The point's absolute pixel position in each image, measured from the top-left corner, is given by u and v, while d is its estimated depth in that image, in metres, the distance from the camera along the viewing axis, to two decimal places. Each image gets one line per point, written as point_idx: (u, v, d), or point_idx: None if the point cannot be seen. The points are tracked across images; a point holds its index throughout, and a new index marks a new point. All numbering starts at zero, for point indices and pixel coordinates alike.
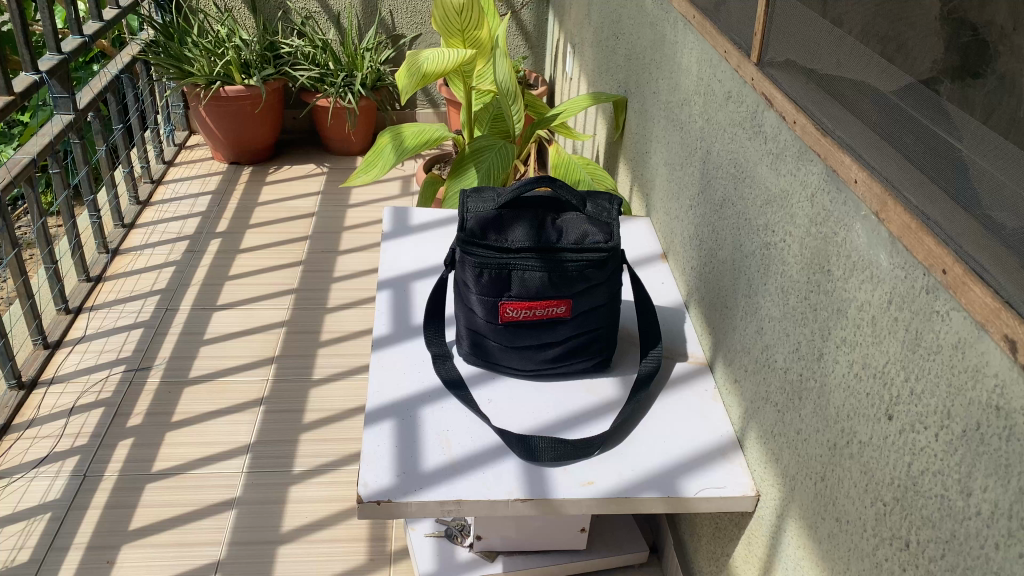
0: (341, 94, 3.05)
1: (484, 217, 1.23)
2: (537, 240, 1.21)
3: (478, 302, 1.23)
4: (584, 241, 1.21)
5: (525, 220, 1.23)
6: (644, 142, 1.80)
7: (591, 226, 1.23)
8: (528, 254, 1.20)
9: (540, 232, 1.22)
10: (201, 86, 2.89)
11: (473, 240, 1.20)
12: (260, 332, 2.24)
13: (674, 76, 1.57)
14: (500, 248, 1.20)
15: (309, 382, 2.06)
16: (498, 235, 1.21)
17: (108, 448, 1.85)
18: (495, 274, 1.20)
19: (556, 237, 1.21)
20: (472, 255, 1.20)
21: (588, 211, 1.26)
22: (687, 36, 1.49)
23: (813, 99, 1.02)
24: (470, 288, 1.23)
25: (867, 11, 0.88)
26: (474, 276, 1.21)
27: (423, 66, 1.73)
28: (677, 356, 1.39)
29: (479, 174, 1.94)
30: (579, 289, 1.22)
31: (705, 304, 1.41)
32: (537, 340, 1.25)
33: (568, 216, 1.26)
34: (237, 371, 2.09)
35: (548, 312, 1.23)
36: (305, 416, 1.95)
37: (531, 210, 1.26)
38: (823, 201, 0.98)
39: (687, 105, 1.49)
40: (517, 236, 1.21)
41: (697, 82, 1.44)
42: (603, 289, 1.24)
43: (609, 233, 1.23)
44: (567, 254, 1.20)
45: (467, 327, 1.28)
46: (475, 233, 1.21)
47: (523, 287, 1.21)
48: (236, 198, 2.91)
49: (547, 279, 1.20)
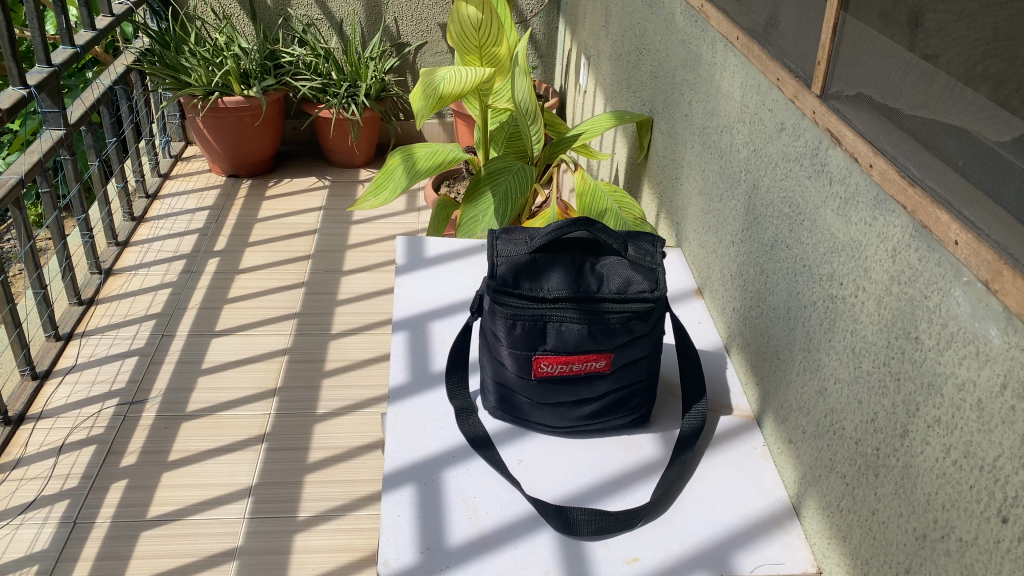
0: (344, 105, 2.92)
1: (517, 262, 1.10)
2: (576, 291, 1.08)
3: (508, 354, 1.10)
4: (627, 291, 1.09)
5: (563, 267, 1.11)
6: (675, 166, 1.68)
7: (635, 273, 1.10)
8: (565, 305, 1.07)
9: (580, 280, 1.09)
10: (199, 96, 2.77)
11: (504, 288, 1.08)
12: (261, 361, 2.12)
13: (713, 100, 1.46)
14: (535, 299, 1.07)
15: (314, 417, 1.95)
16: (532, 282, 1.09)
17: (100, 491, 1.73)
18: (529, 326, 1.08)
19: (596, 288, 1.09)
20: (503, 305, 1.08)
21: (630, 253, 1.13)
22: (729, 58, 1.38)
23: (894, 140, 0.91)
24: (497, 339, 1.11)
25: (974, 45, 0.76)
26: (504, 328, 1.08)
27: (439, 88, 1.61)
28: (721, 409, 1.27)
29: (497, 198, 1.84)
30: (621, 344, 1.10)
31: (749, 351, 1.30)
32: (574, 394, 1.14)
33: (608, 260, 1.13)
34: (237, 405, 1.97)
35: (586, 369, 1.11)
36: (309, 455, 1.84)
37: (568, 252, 1.13)
38: (909, 258, 0.87)
39: (729, 133, 1.38)
40: (553, 284, 1.08)
41: (742, 108, 1.33)
42: (647, 342, 1.12)
43: (653, 282, 1.10)
44: (608, 306, 1.08)
45: (497, 382, 1.17)
46: (506, 280, 1.08)
47: (560, 342, 1.08)
48: (234, 214, 2.79)
49: (587, 332, 1.08)
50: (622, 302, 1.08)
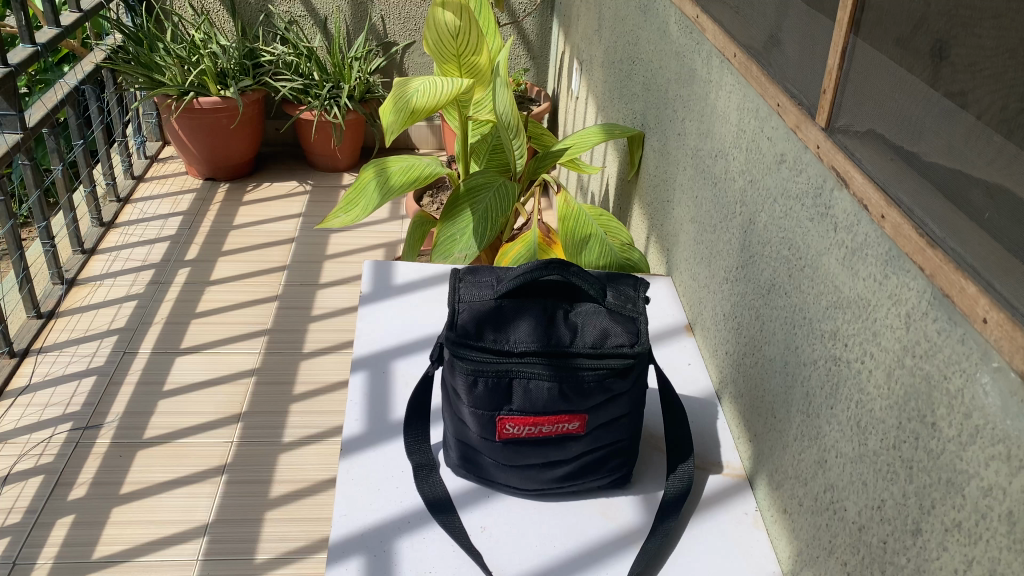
0: (326, 107, 2.79)
1: (481, 309, 0.98)
2: (546, 344, 0.95)
3: (469, 414, 0.98)
4: (604, 344, 0.96)
5: (533, 315, 0.98)
6: (666, 188, 1.56)
7: (613, 324, 0.98)
8: (534, 360, 0.95)
9: (551, 331, 0.97)
10: (173, 97, 2.64)
11: (464, 340, 0.96)
12: (228, 382, 2.00)
13: (707, 121, 1.33)
14: (499, 353, 0.95)
15: (280, 446, 1.82)
16: (497, 333, 0.96)
17: (45, 528, 1.61)
18: (493, 383, 0.95)
19: (569, 341, 0.96)
20: (463, 359, 0.95)
21: (608, 299, 1.01)
22: (725, 77, 1.26)
23: (910, 188, 0.79)
24: (457, 396, 0.98)
25: (1010, 88, 0.64)
26: (463, 385, 0.96)
27: (410, 100, 1.49)
28: (710, 468, 1.15)
29: (476, 217, 1.72)
30: (596, 404, 0.98)
31: (743, 402, 1.18)
32: (544, 456, 1.01)
33: (583, 306, 1.01)
34: (199, 432, 1.85)
35: (557, 430, 0.99)
36: (272, 489, 1.72)
37: (539, 297, 1.01)
38: (926, 328, 0.75)
39: (724, 159, 1.26)
40: (520, 336, 0.96)
41: (738, 133, 1.20)
42: (627, 401, 1.00)
43: (634, 334, 0.98)
44: (581, 362, 0.95)
45: (459, 441, 1.05)
46: (467, 330, 0.96)
47: (528, 402, 0.96)
48: (209, 219, 2.66)
49: (558, 390, 0.95)
50: (598, 358, 0.96)
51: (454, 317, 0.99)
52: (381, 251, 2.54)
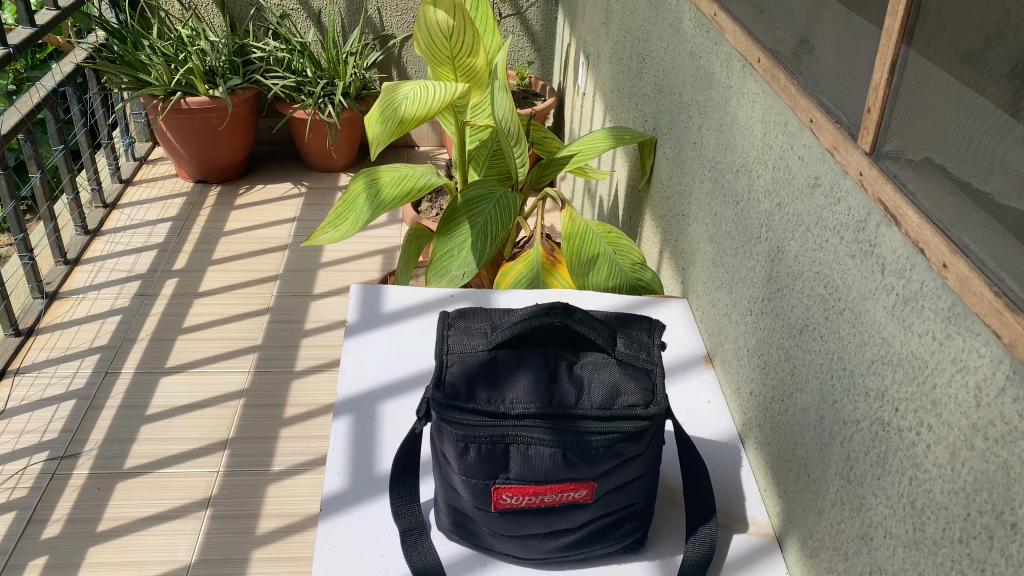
0: (320, 105, 2.66)
1: (472, 362, 0.86)
2: (547, 405, 0.83)
3: (459, 482, 0.86)
4: (613, 404, 0.84)
5: (532, 369, 0.86)
6: (680, 200, 1.43)
7: (625, 378, 0.85)
8: (535, 423, 0.83)
9: (553, 388, 0.84)
10: (159, 97, 2.52)
11: (453, 400, 0.83)
12: (215, 405, 1.88)
13: (726, 132, 1.20)
14: (492, 415, 0.83)
15: (269, 476, 1.71)
16: (491, 391, 0.84)
17: (15, 571, 1.50)
18: (486, 449, 0.83)
19: (573, 400, 0.84)
20: (451, 423, 0.83)
21: (619, 349, 0.88)
22: (748, 83, 1.12)
23: (979, 232, 0.66)
24: (446, 462, 0.86)
25: None
26: (452, 451, 0.83)
27: (398, 109, 1.36)
28: (734, 527, 1.02)
29: (475, 230, 1.59)
30: (605, 471, 0.85)
31: (771, 450, 1.05)
32: (546, 526, 0.89)
33: (590, 357, 0.88)
34: (183, 461, 1.74)
35: (561, 499, 0.86)
36: (259, 525, 1.61)
37: (540, 346, 0.88)
38: (1003, 407, 0.62)
39: (747, 176, 1.12)
40: (517, 395, 0.84)
41: (763, 148, 1.07)
42: (641, 465, 0.87)
43: (648, 390, 0.85)
44: (586, 425, 0.83)
45: (450, 507, 0.93)
46: (456, 387, 0.84)
47: (527, 470, 0.83)
48: (198, 225, 2.54)
49: (561, 457, 0.83)
50: (607, 421, 0.83)
51: (442, 370, 0.87)
52: (379, 258, 2.42)
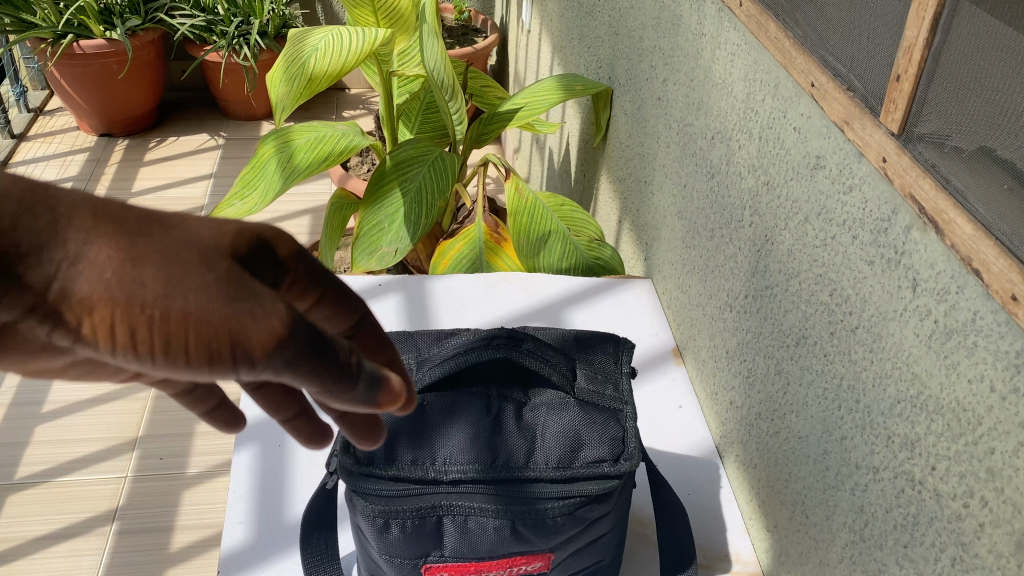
0: (235, 46, 2.38)
1: (393, 413, 0.68)
2: (490, 465, 0.65)
3: (381, 564, 0.68)
4: (575, 458, 0.66)
5: (469, 417, 0.68)
6: (642, 164, 1.24)
7: (587, 422, 0.68)
8: (474, 486, 0.65)
9: (496, 442, 0.66)
10: (48, 41, 2.22)
11: (368, 464, 0.65)
12: (122, 398, 1.67)
13: (698, 91, 1.01)
14: (419, 482, 0.65)
15: (184, 481, 1.52)
16: (417, 449, 0.66)
17: None
18: (413, 525, 0.65)
19: (524, 456, 0.66)
20: (366, 494, 0.65)
21: (579, 385, 0.71)
22: (725, 32, 0.93)
23: None
24: (363, 540, 0.68)
25: None
26: (369, 529, 0.65)
27: (307, 65, 1.13)
28: (717, 568, 0.86)
29: (408, 199, 1.38)
30: (568, 540, 0.67)
31: (755, 474, 0.89)
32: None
33: (544, 394, 0.71)
34: (85, 467, 1.53)
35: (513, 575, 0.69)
36: (173, 540, 1.42)
37: (480, 385, 0.70)
38: None
39: (725, 145, 0.94)
40: (450, 453, 0.66)
41: (746, 112, 0.88)
42: (612, 528, 0.70)
43: (617, 438, 0.68)
44: (542, 489, 0.65)
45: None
46: (372, 447, 0.66)
47: (467, 548, 0.66)
48: (103, 186, 2.27)
49: (510, 530, 0.65)
50: (568, 482, 0.65)
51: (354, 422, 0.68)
52: (308, 219, 2.19)
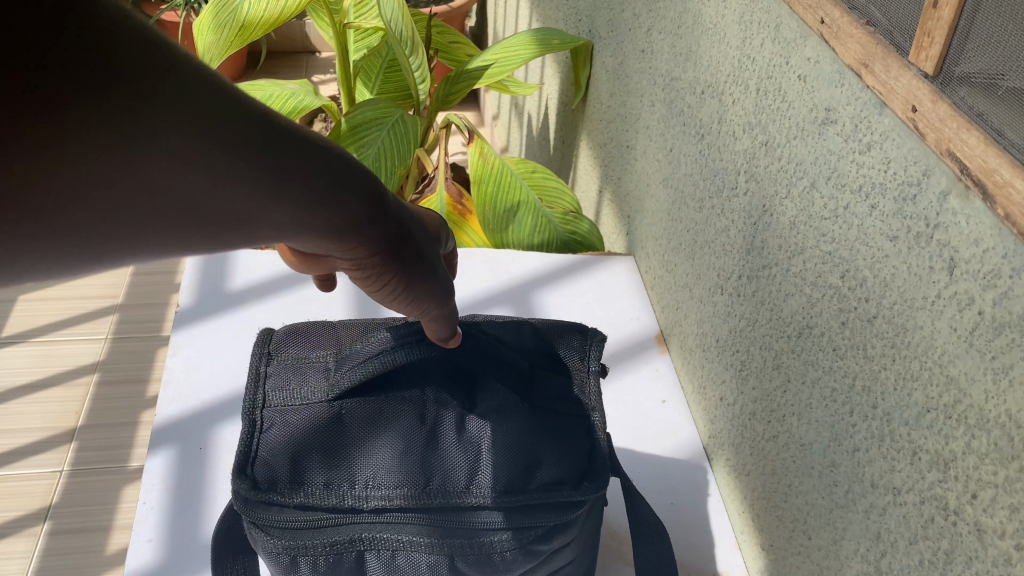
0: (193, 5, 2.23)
1: (313, 426, 0.64)
2: (420, 491, 0.60)
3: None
4: (521, 479, 0.62)
5: (395, 436, 0.63)
6: (624, 126, 1.11)
7: (529, 440, 0.64)
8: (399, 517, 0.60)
9: (427, 461, 0.62)
10: None
11: (273, 491, 0.60)
12: (61, 384, 1.54)
13: (686, 38, 0.87)
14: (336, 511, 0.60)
15: (125, 474, 1.39)
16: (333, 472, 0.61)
17: None
18: (331, 560, 0.60)
19: (460, 477, 0.62)
20: (273, 527, 0.60)
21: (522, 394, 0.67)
22: None
23: None
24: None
25: None
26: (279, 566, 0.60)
27: (240, 10, 1.06)
28: None
29: (365, 165, 1.24)
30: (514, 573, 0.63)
31: (749, 483, 0.77)
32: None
33: (485, 405, 0.66)
34: (17, 460, 1.40)
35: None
36: (110, 541, 1.29)
37: (407, 396, 0.65)
38: None
39: (716, 100, 0.81)
40: (372, 478, 0.61)
41: (741, 61, 0.75)
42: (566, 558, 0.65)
43: (567, 456, 0.64)
44: (481, 516, 0.61)
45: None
46: (278, 473, 0.61)
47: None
48: None
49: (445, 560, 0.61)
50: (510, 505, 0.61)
51: (256, 445, 0.63)
52: None
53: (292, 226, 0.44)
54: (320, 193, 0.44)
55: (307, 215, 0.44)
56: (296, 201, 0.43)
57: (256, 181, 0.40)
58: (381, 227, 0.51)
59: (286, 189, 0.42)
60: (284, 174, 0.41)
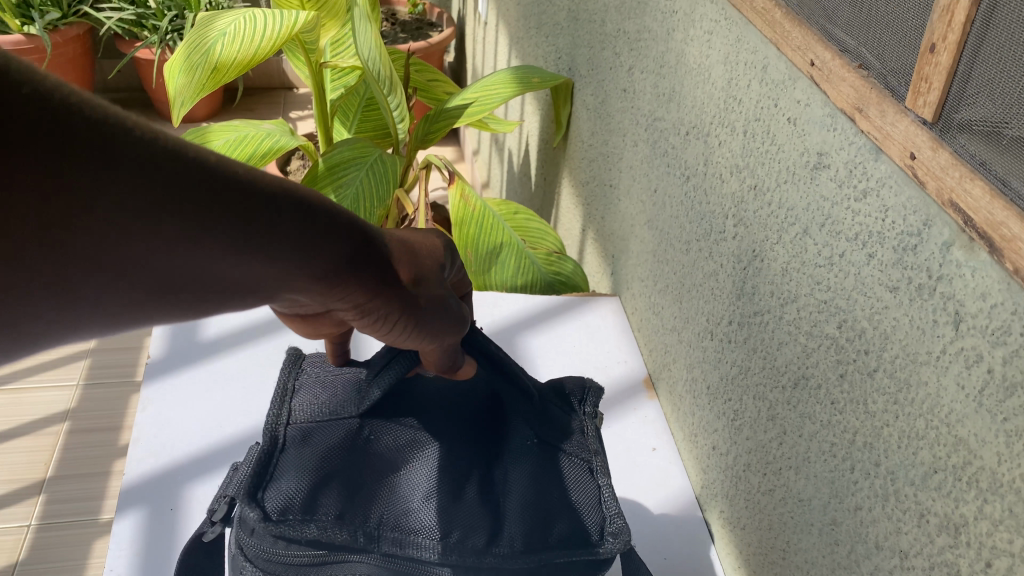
0: (168, 42, 2.20)
1: (335, 466, 0.61)
2: (449, 537, 0.59)
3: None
4: (540, 535, 0.62)
5: (418, 480, 0.63)
6: (607, 165, 1.09)
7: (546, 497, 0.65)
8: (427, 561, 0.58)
9: (454, 509, 0.61)
10: None
11: (284, 522, 0.56)
12: (30, 434, 1.48)
13: (670, 78, 0.86)
14: (355, 553, 0.57)
15: (96, 527, 1.33)
16: (352, 511, 0.59)
17: None
18: None
19: (487, 530, 0.61)
20: (281, 565, 0.55)
21: (542, 447, 0.68)
22: (700, 7, 0.78)
23: None
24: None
25: None
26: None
27: (211, 52, 1.02)
28: None
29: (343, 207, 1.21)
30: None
31: (745, 538, 0.74)
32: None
33: (503, 458, 0.67)
34: None
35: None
36: None
37: (429, 439, 0.65)
38: None
39: (702, 142, 0.79)
40: (396, 523, 0.59)
41: (727, 103, 0.73)
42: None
43: (589, 515, 0.65)
44: (506, 573, 0.60)
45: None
46: (297, 503, 0.57)
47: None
48: None
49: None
50: (533, 564, 0.61)
51: (271, 471, 0.60)
52: None
53: (293, 276, 0.40)
54: (305, 244, 0.39)
55: (291, 265, 0.39)
56: (261, 251, 0.37)
57: (214, 241, 0.34)
58: (379, 267, 0.45)
59: (250, 244, 0.36)
60: (246, 222, 0.36)
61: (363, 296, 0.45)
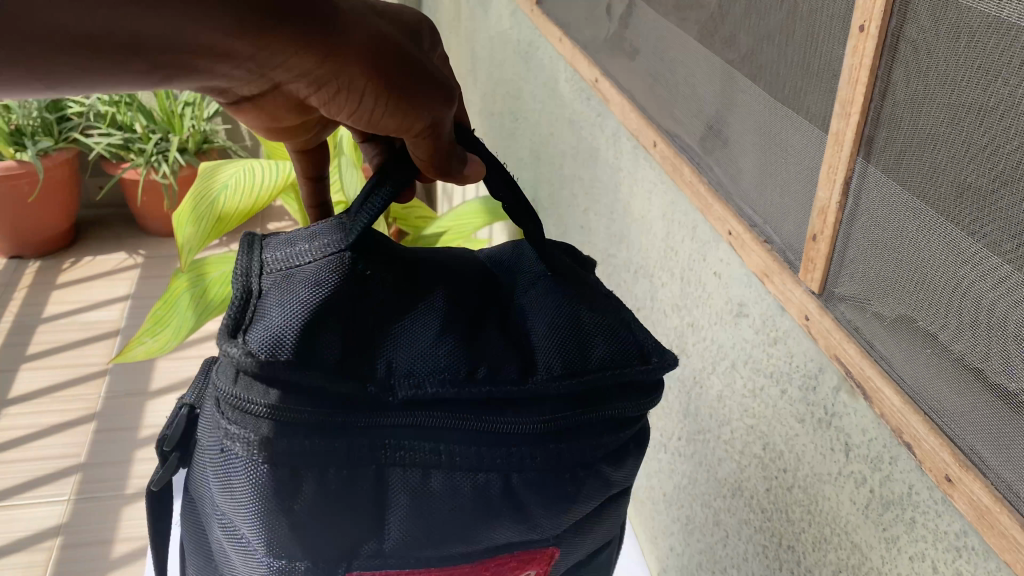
0: (153, 164, 2.33)
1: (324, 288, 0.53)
2: (471, 376, 0.54)
3: (267, 549, 0.51)
4: (581, 359, 0.58)
5: (426, 313, 0.57)
6: None
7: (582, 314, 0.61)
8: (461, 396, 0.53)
9: (469, 344, 0.56)
10: None
11: (275, 363, 0.49)
12: (22, 551, 1.53)
13: (619, 223, 1.00)
14: (366, 408, 0.52)
15: None
16: (356, 352, 0.53)
17: None
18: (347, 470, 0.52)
19: (512, 364, 0.56)
20: (281, 427, 0.49)
21: (558, 280, 0.64)
22: (641, 168, 0.92)
23: (991, 434, 0.47)
24: (240, 518, 0.51)
25: None
26: (272, 487, 0.50)
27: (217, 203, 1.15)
28: None
29: None
30: (550, 502, 0.58)
31: None
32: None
33: (519, 300, 0.63)
34: None
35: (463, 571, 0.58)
36: None
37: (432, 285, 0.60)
38: None
39: (648, 281, 0.92)
40: (407, 363, 0.53)
41: (667, 251, 0.87)
42: (594, 506, 0.62)
43: (627, 341, 0.60)
44: (538, 427, 0.55)
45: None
46: (289, 344, 0.50)
47: (425, 515, 0.54)
48: (11, 314, 2.15)
49: (490, 479, 0.55)
50: (572, 396, 0.57)
51: (249, 315, 0.52)
52: None
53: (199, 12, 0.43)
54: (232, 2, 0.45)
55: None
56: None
57: None
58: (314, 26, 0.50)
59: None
60: None
61: (337, 59, 0.53)
